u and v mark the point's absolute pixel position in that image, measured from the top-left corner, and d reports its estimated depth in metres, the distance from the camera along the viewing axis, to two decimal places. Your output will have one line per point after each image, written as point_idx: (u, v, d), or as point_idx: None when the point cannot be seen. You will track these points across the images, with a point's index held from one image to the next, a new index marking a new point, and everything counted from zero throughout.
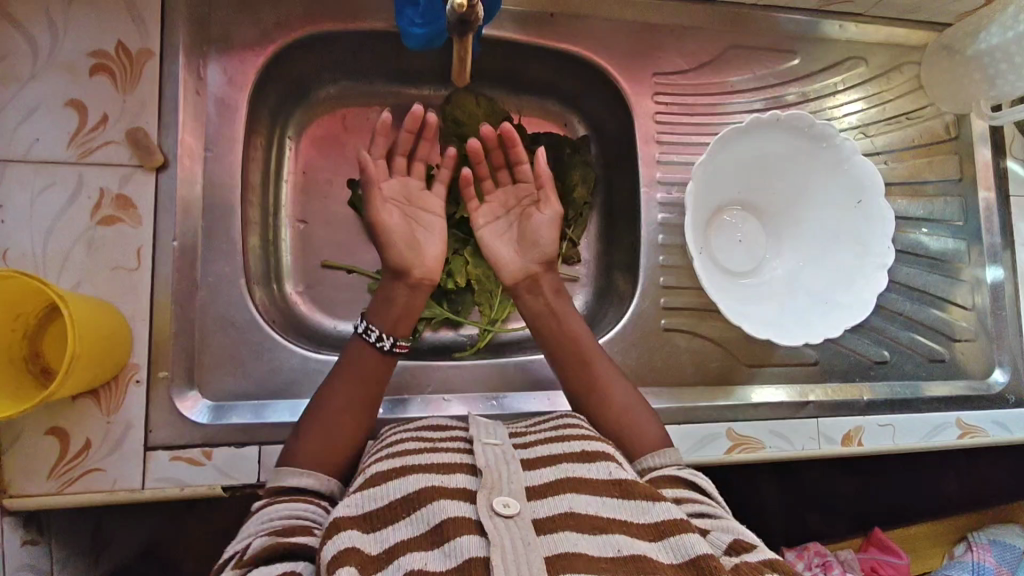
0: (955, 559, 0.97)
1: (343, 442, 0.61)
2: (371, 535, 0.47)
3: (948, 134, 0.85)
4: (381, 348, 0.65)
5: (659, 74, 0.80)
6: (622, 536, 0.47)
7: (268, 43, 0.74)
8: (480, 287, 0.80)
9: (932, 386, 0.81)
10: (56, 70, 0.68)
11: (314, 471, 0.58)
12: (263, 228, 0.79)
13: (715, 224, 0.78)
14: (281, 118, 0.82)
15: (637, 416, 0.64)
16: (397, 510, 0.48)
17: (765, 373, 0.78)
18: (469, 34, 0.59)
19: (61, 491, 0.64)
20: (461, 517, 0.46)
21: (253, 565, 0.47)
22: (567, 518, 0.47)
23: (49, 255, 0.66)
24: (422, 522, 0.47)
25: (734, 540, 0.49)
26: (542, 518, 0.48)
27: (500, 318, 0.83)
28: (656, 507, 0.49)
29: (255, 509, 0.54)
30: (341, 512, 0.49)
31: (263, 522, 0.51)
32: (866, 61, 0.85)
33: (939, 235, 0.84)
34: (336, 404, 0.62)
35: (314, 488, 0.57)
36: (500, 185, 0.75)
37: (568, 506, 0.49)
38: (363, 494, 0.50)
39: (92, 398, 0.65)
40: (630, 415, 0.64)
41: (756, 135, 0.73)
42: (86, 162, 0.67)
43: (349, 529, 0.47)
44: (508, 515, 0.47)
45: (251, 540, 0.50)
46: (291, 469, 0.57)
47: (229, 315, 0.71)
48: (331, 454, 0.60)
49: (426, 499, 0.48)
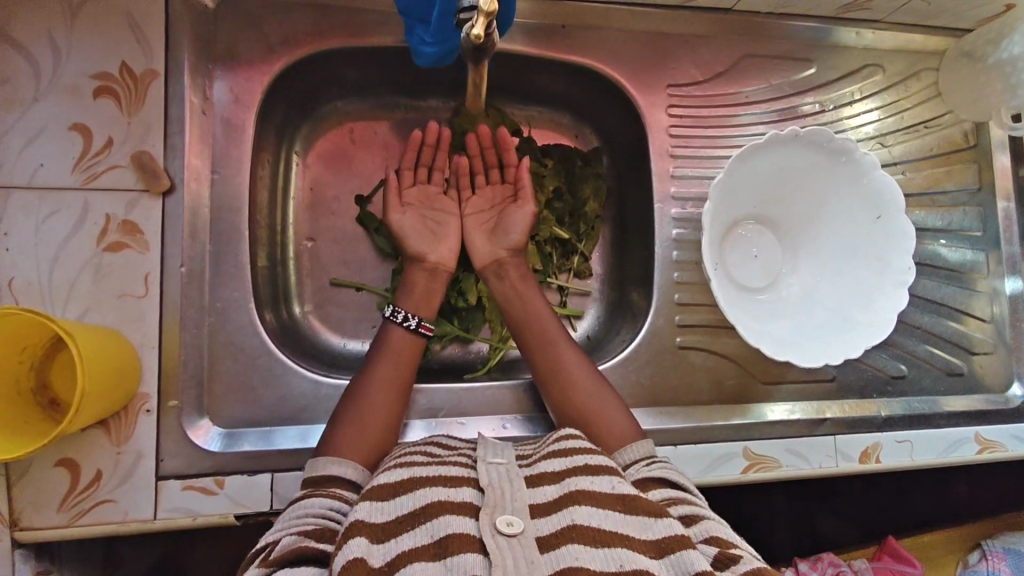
0: (969, 568, 0.95)
1: (378, 435, 0.62)
2: (379, 546, 0.44)
3: (966, 142, 0.84)
4: (408, 328, 0.68)
5: (672, 86, 0.79)
6: (624, 550, 0.44)
7: (274, 60, 0.72)
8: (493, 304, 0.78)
9: (950, 400, 0.80)
10: (59, 93, 0.66)
11: (351, 462, 0.59)
12: (271, 247, 0.78)
13: (730, 239, 0.77)
14: (287, 135, 0.81)
15: (607, 410, 0.64)
16: (405, 525, 0.46)
17: (781, 391, 0.78)
18: (485, 59, 0.59)
19: (71, 523, 0.64)
20: (465, 534, 0.44)
21: (279, 565, 0.46)
22: (570, 532, 0.44)
23: (56, 284, 0.65)
24: (424, 535, 0.44)
25: (722, 550, 0.46)
26: (547, 535, 0.44)
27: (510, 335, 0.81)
28: (658, 523, 0.46)
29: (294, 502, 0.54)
30: (356, 518, 0.47)
31: (294, 522, 0.51)
32: (883, 68, 0.83)
33: (957, 247, 0.83)
34: (376, 396, 0.64)
35: (356, 482, 0.58)
36: (490, 182, 0.78)
37: (570, 519, 0.45)
38: (369, 506, 0.48)
39: (102, 429, 0.65)
40: (600, 410, 0.64)
41: (774, 151, 0.71)
42: (92, 188, 0.66)
43: (358, 538, 0.44)
44: (511, 534, 0.44)
45: (282, 536, 0.49)
46: (330, 459, 0.58)
47: (239, 340, 0.70)
48: (367, 447, 0.61)
49: (434, 514, 0.46)
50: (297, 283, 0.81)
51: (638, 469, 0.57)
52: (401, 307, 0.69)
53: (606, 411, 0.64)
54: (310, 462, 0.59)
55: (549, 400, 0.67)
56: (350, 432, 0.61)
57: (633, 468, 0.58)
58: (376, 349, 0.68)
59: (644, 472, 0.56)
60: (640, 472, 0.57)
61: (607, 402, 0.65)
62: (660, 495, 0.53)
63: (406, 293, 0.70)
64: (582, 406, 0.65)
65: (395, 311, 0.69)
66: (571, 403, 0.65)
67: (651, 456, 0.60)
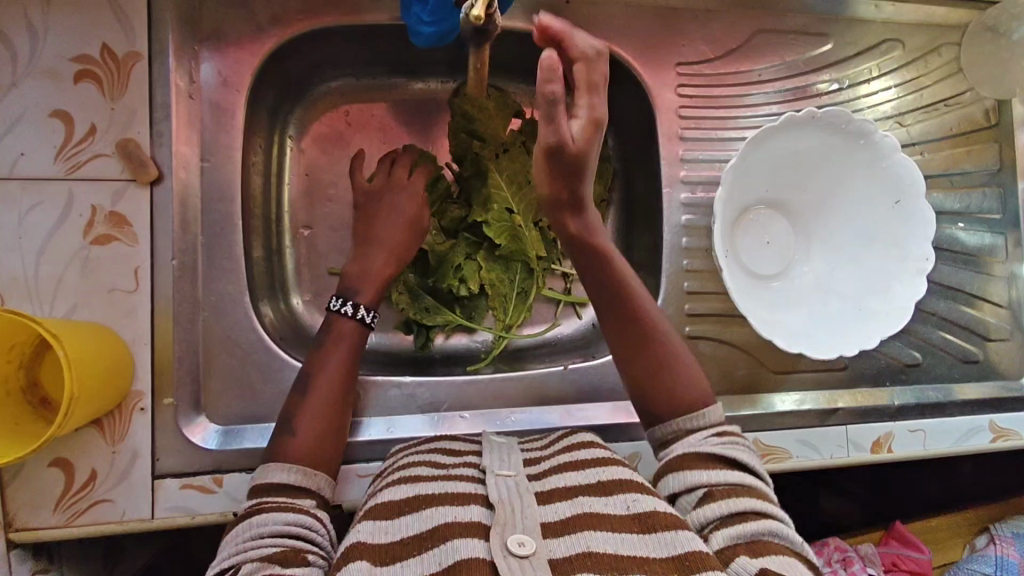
0: (976, 552, 0.90)
1: (327, 436, 0.60)
2: (383, 569, 0.43)
3: (988, 121, 0.80)
4: (360, 320, 0.67)
5: (682, 64, 0.75)
6: None
7: (265, 39, 0.69)
8: (494, 291, 0.74)
9: (965, 388, 0.78)
10: (38, 77, 0.63)
11: (302, 468, 0.57)
12: (266, 237, 0.76)
13: (742, 225, 0.74)
14: (280, 118, 0.78)
15: (683, 371, 0.60)
16: (410, 547, 0.45)
17: (792, 380, 0.76)
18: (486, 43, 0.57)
19: (68, 524, 0.62)
20: (476, 559, 0.42)
21: None
22: (585, 559, 0.43)
23: (43, 278, 0.62)
24: (433, 563, 0.43)
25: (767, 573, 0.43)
26: (559, 558, 0.43)
27: (516, 323, 0.77)
28: (680, 538, 0.45)
29: (240, 521, 0.51)
30: (357, 539, 0.46)
31: (252, 545, 0.49)
32: (902, 43, 0.79)
33: (976, 230, 0.80)
34: (318, 397, 0.61)
35: (304, 487, 0.56)
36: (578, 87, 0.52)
37: (586, 544, 0.44)
38: (373, 525, 0.47)
39: (96, 428, 0.63)
40: (677, 371, 0.60)
41: (792, 133, 0.69)
42: (76, 177, 0.63)
43: (358, 562, 0.43)
44: (523, 556, 0.43)
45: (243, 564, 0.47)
46: (280, 466, 0.56)
47: (235, 334, 0.68)
48: (317, 450, 0.59)
49: (443, 537, 0.45)
50: (294, 273, 0.78)
51: (702, 443, 0.54)
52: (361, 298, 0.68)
53: (682, 372, 0.60)
54: (260, 468, 0.57)
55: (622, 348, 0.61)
56: (304, 436, 0.59)
57: (698, 439, 0.55)
58: (322, 343, 0.65)
59: (707, 449, 0.54)
60: (702, 447, 0.54)
61: (682, 363, 0.60)
62: (719, 479, 0.51)
63: (361, 285, 0.68)
64: (655, 368, 0.60)
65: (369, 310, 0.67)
66: (644, 363, 0.60)
67: (720, 426, 0.57)
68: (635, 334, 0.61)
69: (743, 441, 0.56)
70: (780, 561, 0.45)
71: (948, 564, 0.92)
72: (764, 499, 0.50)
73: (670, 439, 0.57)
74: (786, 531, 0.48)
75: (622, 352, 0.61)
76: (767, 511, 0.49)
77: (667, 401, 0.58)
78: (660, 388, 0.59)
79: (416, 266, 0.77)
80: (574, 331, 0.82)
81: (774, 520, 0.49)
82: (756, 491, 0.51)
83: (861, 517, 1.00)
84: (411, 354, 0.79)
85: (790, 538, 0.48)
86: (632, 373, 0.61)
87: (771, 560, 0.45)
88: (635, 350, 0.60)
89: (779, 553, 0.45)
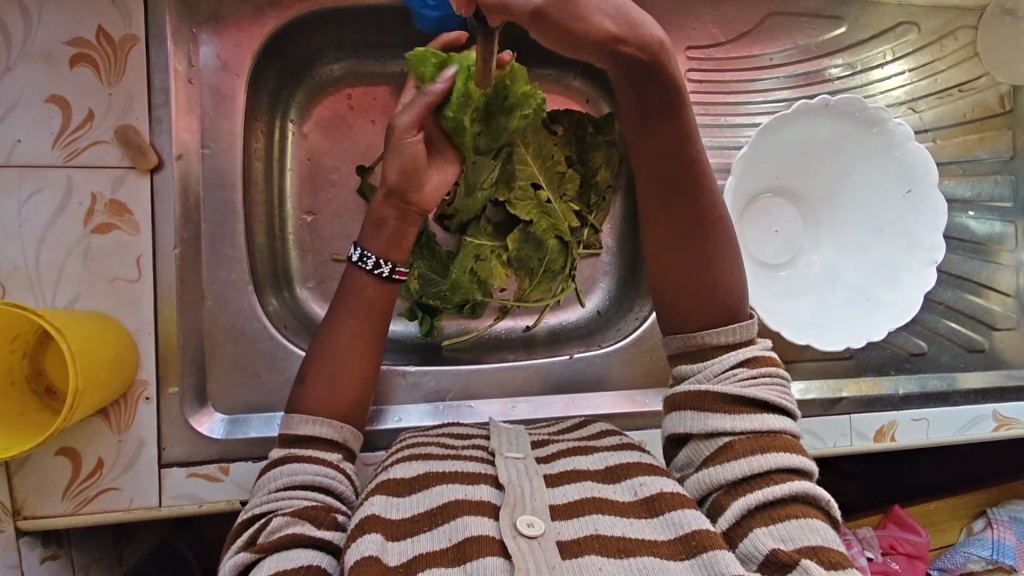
0: (972, 535, 0.90)
1: (351, 389, 0.59)
2: (394, 543, 0.44)
3: (1001, 107, 0.79)
4: (380, 276, 0.61)
5: (693, 47, 0.73)
6: (650, 558, 0.42)
7: (264, 21, 0.67)
8: (521, 265, 0.72)
9: (969, 376, 0.78)
10: (33, 62, 0.61)
11: (331, 420, 0.56)
12: (268, 222, 0.74)
13: (751, 212, 0.74)
14: (281, 102, 0.76)
15: (725, 277, 0.55)
16: (421, 523, 0.45)
17: (797, 368, 0.75)
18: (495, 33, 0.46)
19: (76, 511, 0.62)
20: (486, 538, 0.43)
21: (272, 547, 0.45)
22: (594, 542, 0.43)
23: (43, 267, 0.62)
24: (444, 538, 0.43)
25: (777, 549, 0.43)
26: (567, 540, 0.43)
27: (530, 298, 0.74)
28: (688, 515, 0.45)
29: (273, 462, 0.53)
30: (372, 511, 0.46)
31: (283, 495, 0.49)
32: (918, 26, 0.78)
33: (986, 218, 0.80)
34: (346, 351, 0.59)
35: (330, 438, 0.55)
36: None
37: (593, 528, 0.44)
38: (384, 500, 0.47)
39: (102, 417, 0.63)
40: (717, 276, 0.55)
41: (807, 118, 0.69)
42: (75, 164, 0.62)
43: (373, 534, 0.43)
44: (532, 536, 0.43)
45: (272, 515, 0.48)
46: (305, 417, 0.55)
47: (239, 324, 0.67)
48: (335, 403, 0.57)
49: (453, 513, 0.45)
50: (298, 260, 0.77)
51: (728, 381, 0.51)
52: (369, 249, 0.61)
53: (722, 275, 0.55)
54: (285, 417, 0.56)
55: (663, 244, 0.57)
56: (315, 389, 0.57)
57: (725, 371, 0.52)
58: (340, 294, 0.61)
59: (731, 389, 0.50)
60: (727, 386, 0.50)
61: (726, 263, 0.56)
62: (745, 428, 0.49)
63: (375, 230, 0.61)
64: (691, 271, 0.56)
65: (364, 254, 0.61)
66: (679, 262, 0.56)
67: (753, 352, 0.53)
68: (679, 235, 0.56)
69: (775, 370, 0.52)
70: (797, 526, 0.44)
71: (944, 546, 0.91)
72: (792, 449, 0.48)
73: (690, 348, 0.55)
74: (812, 488, 0.46)
75: (662, 250, 0.57)
76: (787, 467, 0.47)
77: (696, 314, 0.55)
78: (691, 294, 0.56)
79: (436, 262, 0.71)
80: (578, 320, 0.81)
81: (798, 477, 0.47)
82: (783, 437, 0.49)
83: (860, 499, 1.00)
84: (416, 341, 0.78)
85: (817, 496, 0.46)
86: (666, 270, 0.57)
87: (786, 528, 0.44)
88: (671, 242, 0.56)
89: (799, 517, 0.44)
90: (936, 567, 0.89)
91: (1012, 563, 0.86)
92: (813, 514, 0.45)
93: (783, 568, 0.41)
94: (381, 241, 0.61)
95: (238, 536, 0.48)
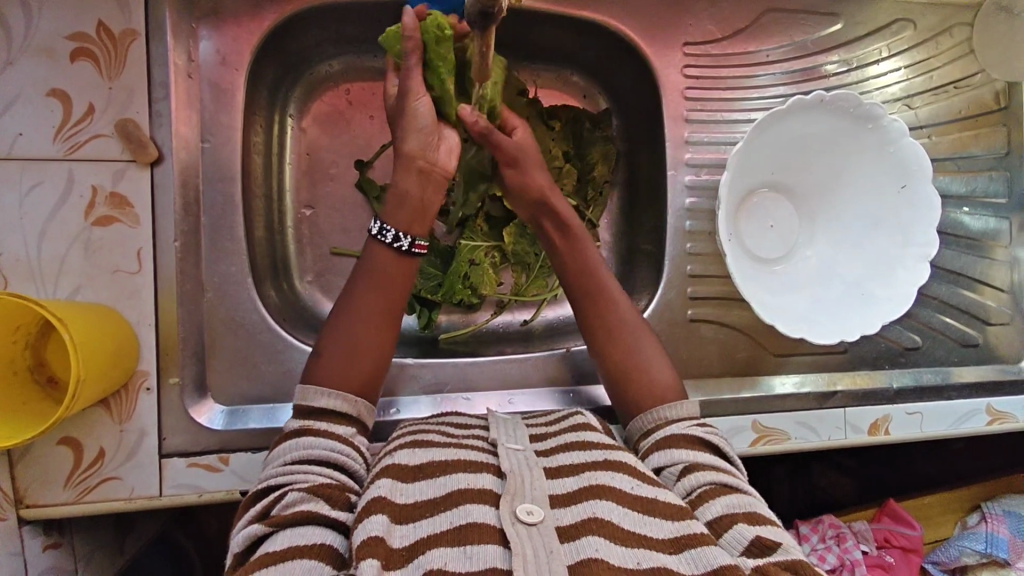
0: (967, 530, 0.90)
1: (365, 359, 0.58)
2: (398, 527, 0.44)
3: (997, 104, 0.79)
4: (398, 250, 0.59)
5: (689, 44, 0.74)
6: (642, 548, 0.43)
7: (262, 16, 0.68)
8: (517, 260, 0.74)
9: (964, 370, 0.79)
10: (34, 55, 0.62)
11: (344, 393, 0.56)
12: (268, 217, 0.75)
13: (747, 209, 0.74)
14: (281, 97, 0.76)
15: (652, 365, 0.60)
16: (424, 509, 0.46)
17: (793, 362, 0.76)
18: (493, 28, 0.50)
19: (77, 500, 0.63)
20: (487, 523, 0.43)
21: (284, 524, 0.46)
22: (593, 525, 0.44)
23: (45, 258, 0.62)
24: (445, 522, 0.44)
25: (761, 536, 0.45)
26: (566, 525, 0.44)
27: (526, 292, 0.75)
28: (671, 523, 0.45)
29: (290, 431, 0.53)
30: (379, 493, 0.46)
31: (298, 471, 0.50)
32: (914, 23, 0.78)
33: (981, 214, 0.80)
34: (361, 321, 0.59)
35: (344, 411, 0.56)
36: None
37: (592, 512, 0.45)
38: (391, 483, 0.47)
39: (103, 407, 0.64)
40: (645, 365, 0.60)
41: (801, 116, 0.69)
42: (76, 157, 0.63)
43: (379, 515, 0.44)
44: (531, 523, 0.43)
45: (285, 490, 0.48)
46: (320, 389, 0.56)
47: (239, 316, 0.68)
48: (350, 376, 0.57)
49: (456, 501, 0.45)
50: (297, 253, 0.78)
51: (692, 427, 0.55)
52: (389, 223, 0.60)
53: (651, 364, 0.60)
54: (298, 388, 0.56)
55: (594, 334, 0.62)
56: (331, 360, 0.58)
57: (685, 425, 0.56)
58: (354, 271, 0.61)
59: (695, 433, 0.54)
60: (691, 430, 0.55)
61: (652, 354, 0.61)
62: (707, 460, 0.52)
63: (396, 205, 0.59)
64: (624, 362, 0.61)
65: (383, 228, 0.60)
66: (610, 348, 0.61)
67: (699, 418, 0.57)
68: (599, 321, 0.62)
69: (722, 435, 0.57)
70: (772, 529, 0.46)
71: (939, 540, 0.92)
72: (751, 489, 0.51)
73: (651, 428, 0.57)
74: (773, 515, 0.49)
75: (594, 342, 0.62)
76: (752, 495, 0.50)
77: (640, 402, 0.59)
78: (626, 381, 0.60)
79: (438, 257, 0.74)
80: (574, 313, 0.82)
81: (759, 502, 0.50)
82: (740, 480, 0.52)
83: (855, 494, 1.00)
84: (415, 334, 0.79)
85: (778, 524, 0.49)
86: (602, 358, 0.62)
87: (764, 528, 0.46)
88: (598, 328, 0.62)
89: (771, 526, 0.47)
90: (929, 560, 0.90)
91: (1005, 557, 0.87)
92: (778, 524, 0.48)
93: (766, 551, 0.43)
94: (403, 217, 0.59)
95: (251, 508, 0.49)
